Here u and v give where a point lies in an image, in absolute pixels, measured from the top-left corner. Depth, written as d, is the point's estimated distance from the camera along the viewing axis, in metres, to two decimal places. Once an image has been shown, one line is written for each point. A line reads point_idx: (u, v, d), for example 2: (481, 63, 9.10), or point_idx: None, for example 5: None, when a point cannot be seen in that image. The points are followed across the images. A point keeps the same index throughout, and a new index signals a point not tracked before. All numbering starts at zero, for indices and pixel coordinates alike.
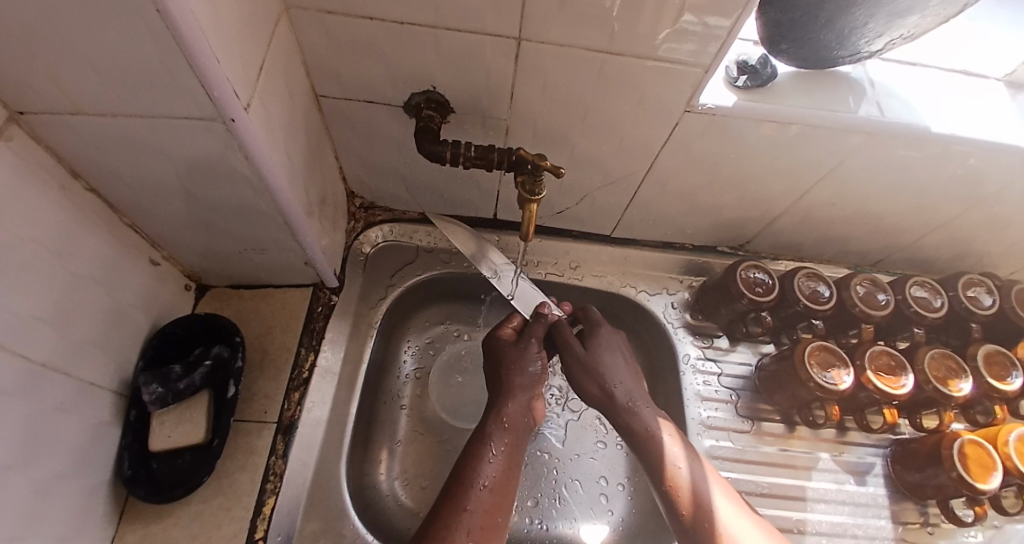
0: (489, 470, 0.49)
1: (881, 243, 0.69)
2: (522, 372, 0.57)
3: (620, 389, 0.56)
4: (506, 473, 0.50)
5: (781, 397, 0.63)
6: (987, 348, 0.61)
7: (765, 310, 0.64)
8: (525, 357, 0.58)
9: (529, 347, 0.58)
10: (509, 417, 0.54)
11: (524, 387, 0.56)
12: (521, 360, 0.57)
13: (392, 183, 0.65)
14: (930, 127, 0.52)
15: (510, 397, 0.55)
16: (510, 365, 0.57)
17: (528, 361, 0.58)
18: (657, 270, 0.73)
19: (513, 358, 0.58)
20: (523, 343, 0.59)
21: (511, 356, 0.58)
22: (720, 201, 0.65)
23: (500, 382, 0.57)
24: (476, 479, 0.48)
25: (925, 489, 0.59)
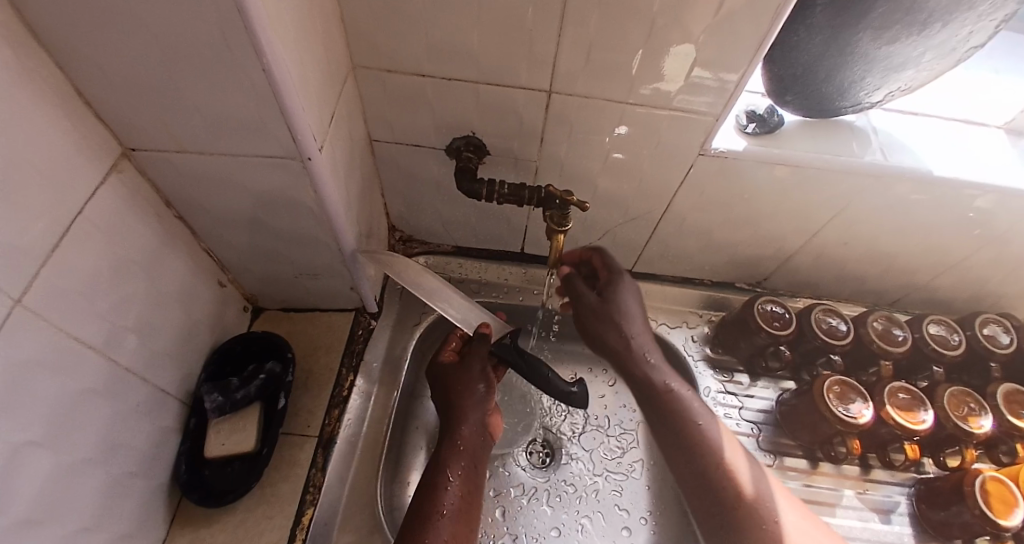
0: (447, 497, 0.50)
1: (897, 282, 0.71)
2: (470, 392, 0.58)
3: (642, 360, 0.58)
4: (467, 499, 0.50)
5: (803, 432, 0.63)
6: (1008, 387, 0.61)
7: (784, 344, 0.66)
8: (468, 380, 0.58)
9: (474, 370, 0.59)
10: (463, 439, 0.55)
11: (471, 406, 0.57)
12: (466, 381, 0.58)
13: (430, 219, 0.71)
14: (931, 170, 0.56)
15: (462, 420, 0.56)
16: (456, 388, 0.58)
17: (473, 380, 0.58)
18: (678, 305, 0.76)
19: (457, 382, 0.58)
20: (467, 365, 0.60)
21: (457, 380, 0.58)
22: (735, 239, 0.68)
23: (450, 407, 0.57)
24: (439, 506, 0.49)
25: (956, 531, 0.58)
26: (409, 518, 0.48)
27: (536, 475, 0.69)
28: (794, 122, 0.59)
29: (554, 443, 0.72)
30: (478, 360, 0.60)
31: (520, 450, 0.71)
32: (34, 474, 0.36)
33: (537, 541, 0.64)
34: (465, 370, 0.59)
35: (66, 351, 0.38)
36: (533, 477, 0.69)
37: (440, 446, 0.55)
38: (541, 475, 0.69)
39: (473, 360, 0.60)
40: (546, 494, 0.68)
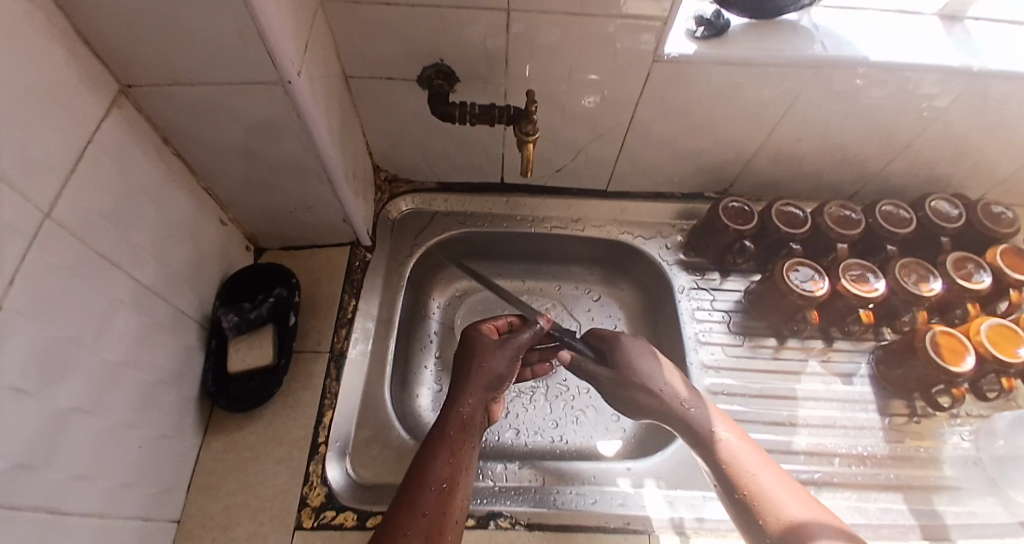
0: (443, 471, 0.49)
1: (853, 173, 0.76)
2: (493, 372, 0.57)
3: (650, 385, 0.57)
4: (462, 475, 0.50)
5: (769, 314, 0.70)
6: (956, 255, 0.67)
7: (747, 239, 0.73)
8: (497, 360, 0.58)
9: (502, 351, 0.59)
10: (470, 412, 0.54)
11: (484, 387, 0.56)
12: (494, 358, 0.58)
13: (412, 154, 0.76)
14: (869, 58, 0.60)
15: (471, 391, 0.56)
16: (481, 365, 0.58)
17: (497, 362, 0.58)
18: (651, 218, 0.83)
19: (487, 357, 0.58)
20: (502, 344, 0.60)
21: (486, 351, 0.59)
22: (698, 144, 0.73)
23: (465, 376, 0.57)
24: (429, 478, 0.48)
25: (909, 385, 0.65)
26: (400, 490, 0.48)
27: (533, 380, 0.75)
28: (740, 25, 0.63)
29: None
30: (511, 343, 0.60)
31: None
32: (78, 370, 0.42)
33: (538, 434, 0.71)
34: (497, 348, 0.59)
35: (93, 265, 0.44)
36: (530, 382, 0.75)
37: (446, 412, 0.54)
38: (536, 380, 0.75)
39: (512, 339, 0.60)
40: (542, 394, 0.74)
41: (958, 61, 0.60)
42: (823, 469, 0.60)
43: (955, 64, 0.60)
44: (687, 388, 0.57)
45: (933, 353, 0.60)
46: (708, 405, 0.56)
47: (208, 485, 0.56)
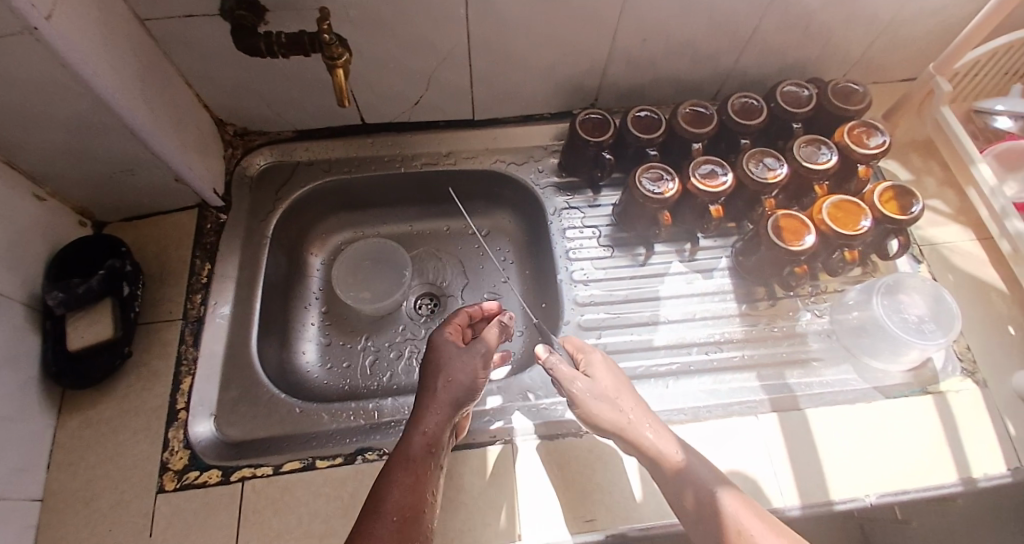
0: (399, 502, 0.44)
1: (708, 70, 0.76)
2: (457, 387, 0.52)
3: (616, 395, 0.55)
4: (420, 507, 0.45)
5: (635, 223, 0.74)
6: (804, 138, 0.69)
7: (607, 149, 0.74)
8: (463, 373, 0.53)
9: (473, 360, 0.55)
10: (433, 433, 0.49)
11: (458, 397, 0.52)
12: (458, 369, 0.53)
13: (253, 101, 0.72)
14: None
15: (432, 412, 0.50)
16: (445, 380, 0.52)
17: (465, 374, 0.53)
18: (523, 143, 0.82)
19: (452, 369, 0.53)
20: (471, 352, 0.55)
21: (452, 363, 0.54)
22: (547, 59, 0.72)
23: (426, 393, 0.52)
24: (384, 509, 0.43)
25: (767, 270, 0.69)
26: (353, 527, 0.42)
27: (423, 323, 0.78)
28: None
29: (440, 296, 0.80)
30: (481, 347, 0.56)
31: (413, 297, 0.80)
32: None
33: None
34: (464, 359, 0.54)
35: None
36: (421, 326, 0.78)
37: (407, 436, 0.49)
38: (427, 323, 0.78)
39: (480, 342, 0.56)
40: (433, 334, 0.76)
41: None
42: (681, 360, 0.66)
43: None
44: (605, 376, 0.56)
45: (772, 232, 0.64)
46: (622, 390, 0.55)
47: (69, 462, 0.56)
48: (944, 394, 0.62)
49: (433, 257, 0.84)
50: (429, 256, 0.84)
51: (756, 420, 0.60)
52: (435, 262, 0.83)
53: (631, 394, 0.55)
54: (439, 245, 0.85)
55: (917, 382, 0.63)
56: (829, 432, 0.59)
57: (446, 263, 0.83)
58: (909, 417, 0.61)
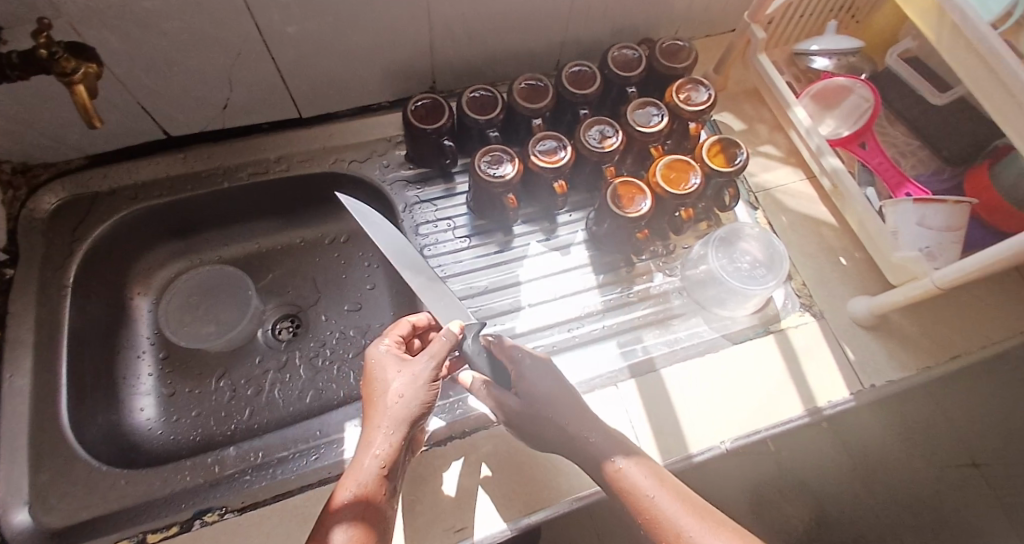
0: None
1: (541, 39, 0.72)
2: (406, 407, 0.43)
3: (551, 398, 0.48)
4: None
5: (488, 209, 0.69)
6: (636, 102, 0.70)
7: (446, 135, 0.68)
8: (413, 389, 0.44)
9: (421, 376, 0.45)
10: (382, 464, 0.41)
11: (403, 425, 0.43)
12: (406, 385, 0.44)
13: (22, 129, 0.60)
14: None
15: (376, 440, 0.42)
16: (390, 400, 0.43)
17: (413, 391, 0.44)
18: (364, 137, 0.74)
19: (402, 386, 0.44)
20: (420, 363, 0.46)
21: (398, 379, 0.45)
22: (364, 45, 0.64)
23: (371, 417, 0.43)
24: None
25: (617, 238, 0.68)
26: None
27: (281, 349, 0.72)
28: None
29: (301, 315, 0.75)
30: (427, 357, 0.46)
31: (270, 320, 0.75)
32: None
33: (289, 404, 0.68)
34: (414, 372, 0.45)
35: None
36: (278, 352, 0.72)
37: (349, 470, 0.41)
38: (286, 348, 0.72)
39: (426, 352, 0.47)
40: (294, 358, 0.72)
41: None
42: (546, 343, 0.64)
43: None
44: (536, 376, 0.49)
45: (614, 204, 0.65)
46: (556, 386, 0.49)
47: None
48: (786, 330, 0.65)
49: (285, 274, 0.77)
50: (281, 275, 0.77)
51: (616, 390, 0.61)
52: (288, 279, 0.77)
53: (558, 388, 0.49)
54: (292, 261, 0.78)
55: (760, 323, 0.66)
56: (682, 388, 0.61)
57: (301, 281, 0.77)
58: (754, 359, 0.63)
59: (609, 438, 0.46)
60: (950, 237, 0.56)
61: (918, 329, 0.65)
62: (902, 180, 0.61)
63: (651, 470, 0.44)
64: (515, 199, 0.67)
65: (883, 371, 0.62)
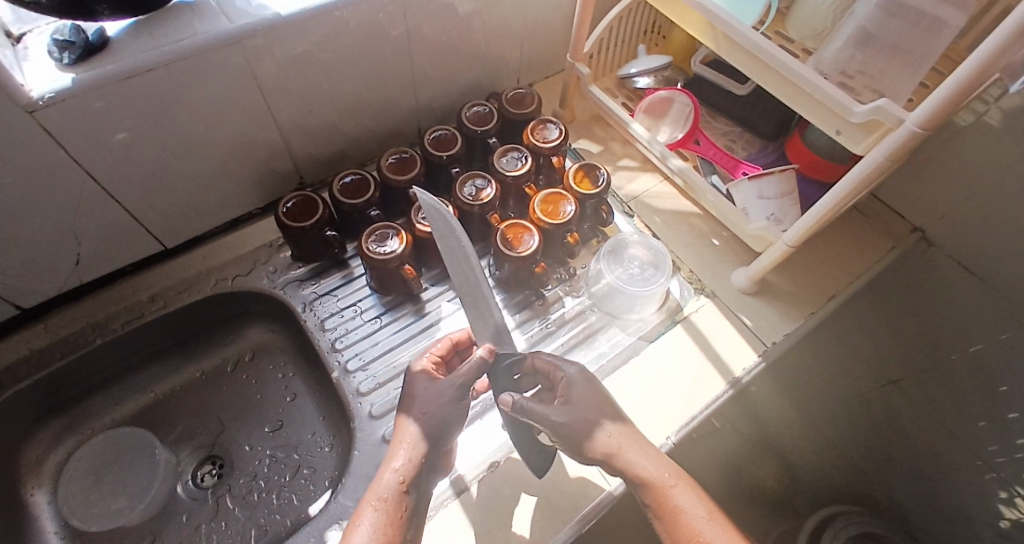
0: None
1: (395, 116, 0.75)
2: (429, 420, 0.47)
3: (600, 411, 0.49)
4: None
5: (391, 285, 0.68)
6: (500, 151, 0.74)
7: (327, 226, 0.67)
8: (438, 401, 0.48)
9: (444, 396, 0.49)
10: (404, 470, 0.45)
11: (425, 442, 0.46)
12: (431, 399, 0.49)
13: None
14: (275, 14, 0.53)
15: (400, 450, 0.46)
16: (417, 413, 0.48)
17: (438, 403, 0.48)
18: (242, 249, 0.71)
19: (431, 400, 0.48)
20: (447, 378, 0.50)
21: (426, 392, 0.49)
22: (217, 164, 0.63)
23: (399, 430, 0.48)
24: None
25: (520, 279, 0.71)
26: None
27: (211, 496, 0.66)
28: (125, 27, 0.50)
29: (221, 450, 0.69)
30: (453, 377, 0.50)
31: (190, 468, 0.68)
32: None
33: None
34: (440, 386, 0.49)
35: None
36: (207, 500, 0.66)
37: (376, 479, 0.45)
38: (215, 493, 0.66)
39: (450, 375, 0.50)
40: (227, 500, 0.66)
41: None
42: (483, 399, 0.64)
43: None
44: (575, 394, 0.50)
45: (505, 247, 0.68)
46: (602, 407, 0.50)
47: None
48: (690, 315, 0.71)
49: (196, 413, 0.72)
50: (191, 416, 0.71)
51: None
52: (200, 418, 0.71)
53: (601, 404, 0.50)
54: (199, 397, 0.72)
55: (667, 316, 0.71)
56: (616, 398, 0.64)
57: (216, 415, 0.72)
58: (669, 352, 0.68)
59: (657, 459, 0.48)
60: (787, 202, 0.65)
61: (793, 284, 0.73)
62: (737, 163, 0.70)
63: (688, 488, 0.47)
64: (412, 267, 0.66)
65: (776, 328, 0.70)
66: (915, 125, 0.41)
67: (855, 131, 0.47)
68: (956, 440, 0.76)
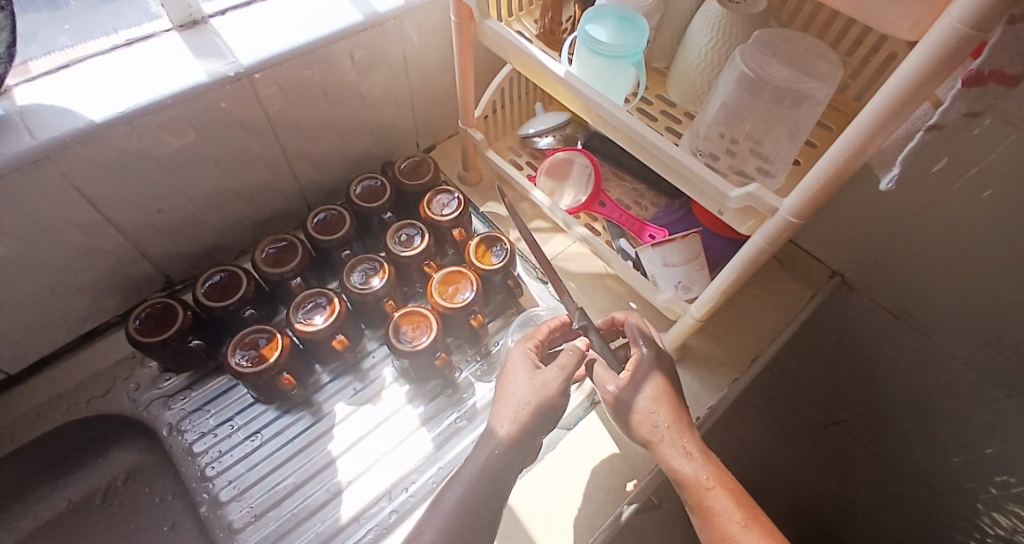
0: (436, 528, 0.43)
1: (274, 199, 0.68)
2: (530, 407, 0.46)
3: (661, 404, 0.48)
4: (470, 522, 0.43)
5: (270, 395, 0.61)
6: (395, 227, 0.67)
7: (190, 334, 0.60)
8: (542, 389, 0.46)
9: (548, 383, 0.46)
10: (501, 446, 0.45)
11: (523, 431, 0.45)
12: (530, 386, 0.46)
13: None
14: (90, 122, 0.46)
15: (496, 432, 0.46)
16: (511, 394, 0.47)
17: (541, 391, 0.46)
18: (101, 365, 0.63)
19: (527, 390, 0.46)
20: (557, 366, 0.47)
21: (520, 374, 0.48)
22: (50, 284, 0.54)
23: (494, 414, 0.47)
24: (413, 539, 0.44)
25: (423, 370, 0.64)
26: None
27: None
28: None
29: None
30: (555, 368, 0.47)
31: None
32: None
33: None
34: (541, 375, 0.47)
35: None
36: None
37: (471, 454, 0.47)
38: None
39: (555, 364, 0.47)
40: None
41: (208, 70, 0.51)
42: (377, 523, 0.57)
43: (203, 78, 0.50)
44: (646, 384, 0.49)
45: (398, 342, 0.61)
46: (663, 402, 0.48)
47: None
48: None
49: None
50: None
51: None
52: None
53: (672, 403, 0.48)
54: (59, 536, 0.61)
55: (586, 397, 0.65)
56: (536, 502, 0.58)
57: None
58: (587, 443, 0.62)
59: (700, 466, 0.45)
60: (692, 267, 0.62)
61: (713, 348, 0.69)
62: (642, 225, 0.66)
63: (727, 503, 0.43)
64: (292, 375, 0.60)
65: (702, 401, 0.65)
66: (790, 215, 0.37)
67: (735, 214, 0.44)
68: (911, 484, 0.79)
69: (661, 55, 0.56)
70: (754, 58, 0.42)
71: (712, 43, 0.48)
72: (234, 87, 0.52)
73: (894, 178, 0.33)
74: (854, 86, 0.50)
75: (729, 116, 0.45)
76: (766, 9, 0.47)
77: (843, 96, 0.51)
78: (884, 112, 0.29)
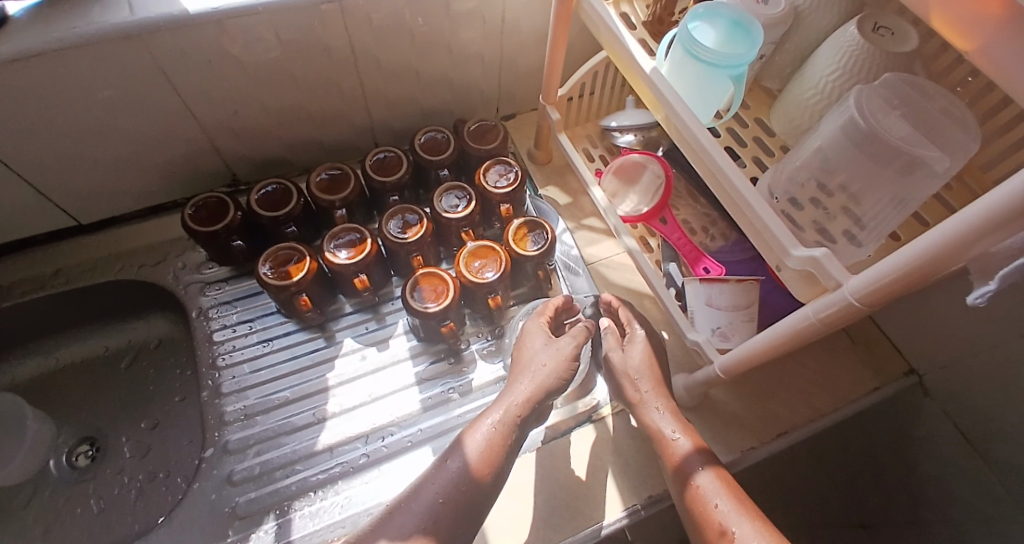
0: (473, 446, 0.43)
1: (344, 129, 0.69)
2: (529, 368, 0.48)
3: (649, 368, 0.51)
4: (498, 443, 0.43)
5: (289, 312, 0.64)
6: (445, 186, 0.66)
7: (235, 234, 0.63)
8: (557, 351, 0.48)
9: (564, 351, 0.49)
10: (536, 397, 0.45)
11: (544, 389, 0.46)
12: (546, 352, 0.49)
13: None
14: (182, 11, 0.48)
15: (519, 381, 0.47)
16: (521, 347, 0.51)
17: (549, 356, 0.48)
18: (158, 240, 0.69)
19: (524, 344, 0.51)
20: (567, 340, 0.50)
21: (529, 328, 0.53)
22: (127, 151, 0.59)
23: (510, 373, 0.49)
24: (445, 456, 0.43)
25: (431, 331, 0.63)
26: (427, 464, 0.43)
27: (68, 485, 0.62)
28: (31, 6, 0.47)
29: (104, 436, 0.65)
30: (569, 337, 0.50)
31: (68, 444, 0.64)
32: None
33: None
34: (556, 345, 0.49)
35: None
36: (59, 491, 0.61)
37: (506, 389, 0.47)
38: (73, 483, 0.62)
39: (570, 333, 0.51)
40: (77, 501, 0.61)
41: None
42: (344, 461, 0.59)
43: None
44: (637, 347, 0.53)
45: (412, 300, 0.60)
46: (649, 367, 0.51)
47: None
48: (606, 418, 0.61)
49: (84, 391, 0.68)
50: (76, 392, 0.67)
51: None
52: (87, 395, 0.67)
53: (655, 368, 0.52)
54: (90, 375, 0.69)
55: (583, 413, 0.61)
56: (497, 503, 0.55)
57: (101, 396, 0.67)
58: (568, 457, 0.58)
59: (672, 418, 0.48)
60: (738, 316, 0.55)
61: (738, 406, 0.63)
62: (699, 255, 0.60)
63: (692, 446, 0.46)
64: (310, 298, 0.62)
65: None
66: (853, 296, 0.31)
67: (795, 276, 0.38)
68: None
69: (776, 75, 0.49)
70: (873, 106, 0.36)
71: (836, 75, 0.41)
72: (325, 9, 0.52)
73: (985, 294, 0.27)
74: (1004, 166, 0.40)
75: (822, 163, 0.39)
76: (915, 50, 0.39)
77: (980, 174, 0.42)
78: (1003, 208, 0.22)
